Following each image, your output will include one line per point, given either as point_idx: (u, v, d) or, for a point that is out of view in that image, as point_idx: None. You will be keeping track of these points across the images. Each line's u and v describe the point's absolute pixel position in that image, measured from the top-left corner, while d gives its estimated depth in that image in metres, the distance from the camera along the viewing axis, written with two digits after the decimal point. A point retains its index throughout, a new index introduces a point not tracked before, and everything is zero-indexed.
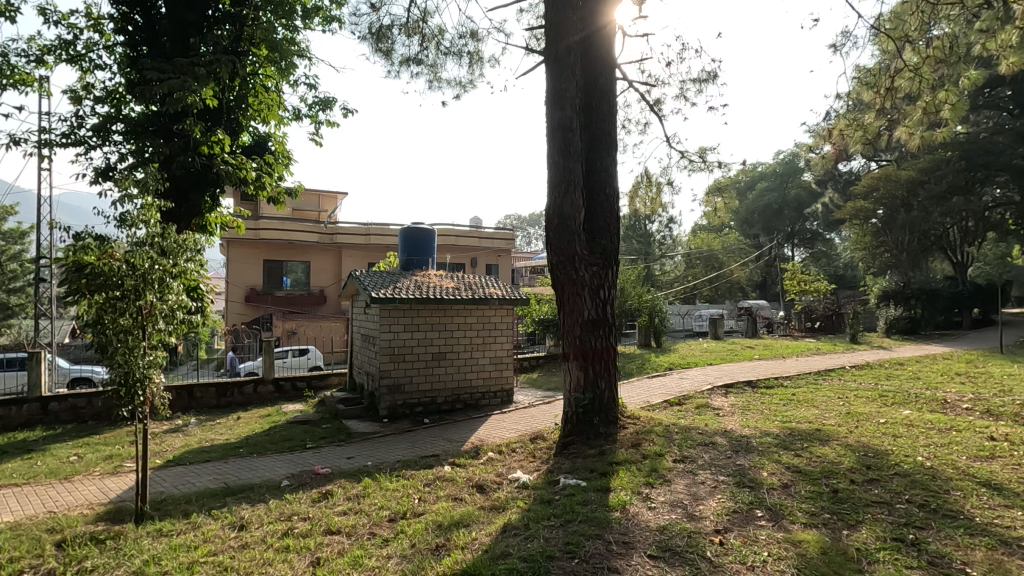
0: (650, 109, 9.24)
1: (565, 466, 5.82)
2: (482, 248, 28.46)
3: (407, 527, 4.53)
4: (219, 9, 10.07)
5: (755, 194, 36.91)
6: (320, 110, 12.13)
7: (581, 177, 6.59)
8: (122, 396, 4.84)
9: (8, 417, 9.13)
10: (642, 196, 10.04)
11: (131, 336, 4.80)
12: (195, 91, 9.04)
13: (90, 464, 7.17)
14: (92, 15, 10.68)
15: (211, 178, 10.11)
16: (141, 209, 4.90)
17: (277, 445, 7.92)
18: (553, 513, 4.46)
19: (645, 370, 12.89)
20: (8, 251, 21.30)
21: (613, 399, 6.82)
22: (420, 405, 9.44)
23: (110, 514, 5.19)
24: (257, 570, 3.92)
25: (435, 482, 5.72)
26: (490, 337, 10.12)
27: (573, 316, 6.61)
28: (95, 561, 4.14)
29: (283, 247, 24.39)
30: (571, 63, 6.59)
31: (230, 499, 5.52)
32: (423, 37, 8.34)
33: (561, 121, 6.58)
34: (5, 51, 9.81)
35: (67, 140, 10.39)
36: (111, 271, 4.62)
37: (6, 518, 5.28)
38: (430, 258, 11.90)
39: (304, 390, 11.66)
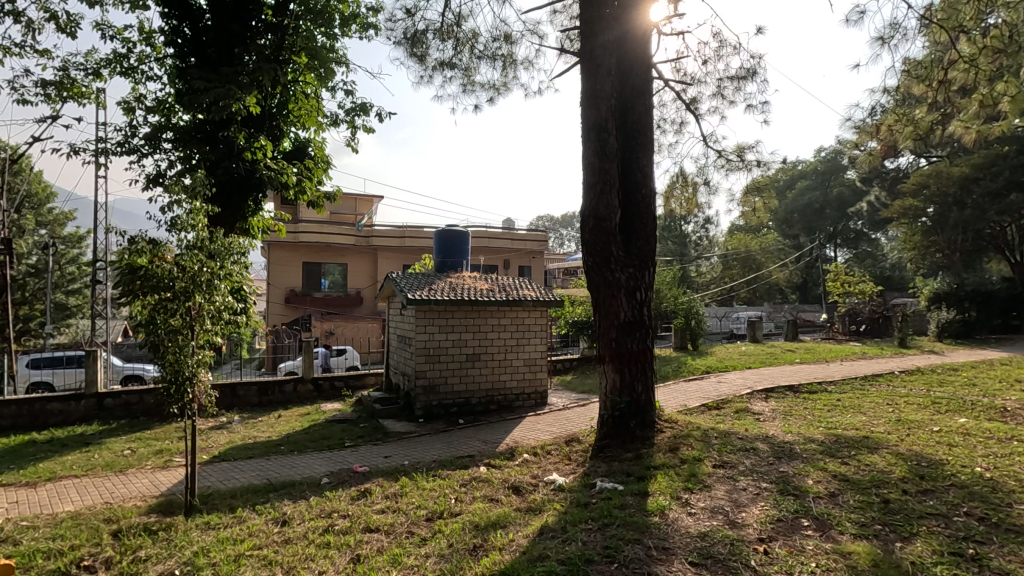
0: (687, 108, 9.09)
1: (601, 470, 5.76)
2: (516, 249, 28.53)
3: (444, 526, 4.57)
4: (262, 20, 10.39)
5: (795, 193, 35.90)
6: (358, 115, 12.37)
7: (617, 177, 6.53)
8: (173, 393, 5.06)
9: (67, 411, 9.62)
10: (678, 196, 9.88)
11: (181, 335, 5.00)
12: (240, 99, 9.38)
13: (142, 459, 7.48)
14: (144, 29, 11.20)
15: (255, 183, 10.47)
16: (189, 213, 5.11)
17: (317, 443, 8.10)
18: (590, 516, 4.42)
19: (681, 373, 12.67)
20: (67, 255, 22.41)
21: (650, 401, 6.72)
22: (455, 406, 9.51)
23: (162, 507, 5.41)
24: (299, 565, 4.02)
25: (471, 483, 5.75)
26: (524, 338, 10.12)
27: (609, 318, 6.55)
28: (147, 551, 4.32)
29: (321, 249, 25.03)
30: (605, 63, 6.54)
31: (273, 495, 5.68)
32: (457, 41, 8.44)
33: (597, 121, 6.53)
34: (65, 66, 10.37)
35: (122, 148, 10.91)
36: (163, 273, 4.85)
37: (66, 508, 5.57)
38: (464, 259, 12.00)
39: (342, 390, 11.91)
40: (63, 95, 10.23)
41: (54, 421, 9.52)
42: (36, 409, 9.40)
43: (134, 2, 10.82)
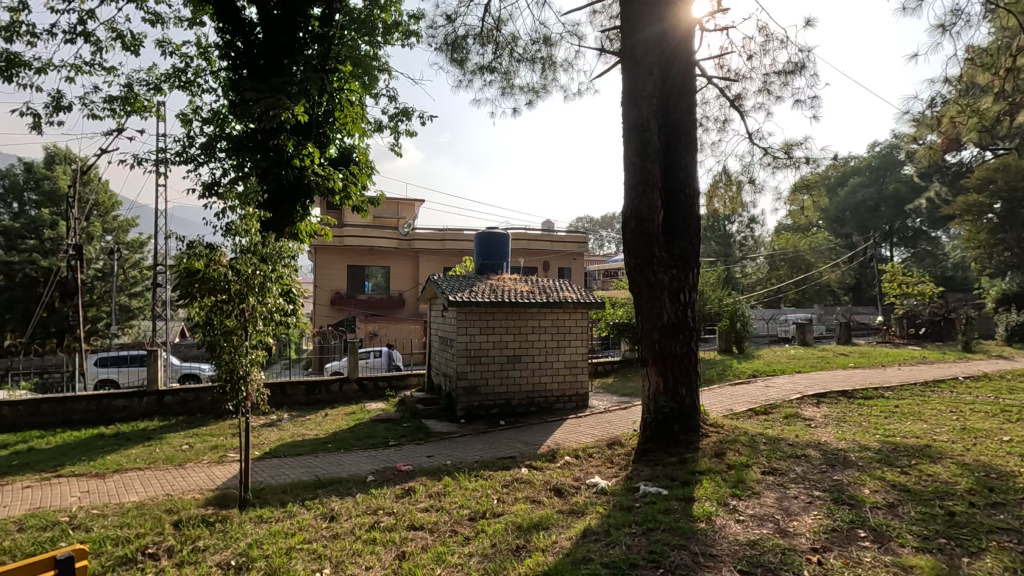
0: (731, 105, 8.87)
1: (645, 474, 5.69)
2: (555, 251, 28.48)
3: (487, 526, 4.61)
4: (309, 31, 10.77)
5: (847, 190, 34.48)
6: (400, 120, 12.63)
7: (659, 177, 6.43)
8: (229, 391, 5.29)
9: (131, 407, 10.19)
10: (721, 195, 9.66)
11: (235, 336, 5.23)
12: (289, 108, 9.74)
13: (199, 454, 7.85)
14: (200, 43, 11.78)
15: (303, 189, 10.85)
16: (243, 218, 5.34)
17: (362, 441, 8.31)
18: (635, 520, 4.37)
19: (726, 376, 12.34)
20: (130, 259, 23.75)
21: (695, 405, 6.59)
22: (496, 407, 9.57)
23: (218, 500, 5.67)
24: (347, 560, 4.13)
25: (513, 484, 5.78)
26: (565, 340, 10.08)
27: (651, 319, 6.45)
28: (206, 542, 4.54)
29: (365, 253, 25.67)
30: (646, 62, 6.47)
31: (321, 492, 5.86)
32: (497, 45, 8.52)
33: (638, 121, 6.46)
34: (129, 82, 11.01)
35: (180, 158, 11.50)
36: (218, 276, 5.08)
37: (131, 498, 5.91)
38: (505, 261, 12.07)
39: (385, 390, 12.18)
40: (127, 109, 10.87)
41: (119, 416, 10.10)
42: (103, 404, 9.99)
43: (192, 19, 11.41)
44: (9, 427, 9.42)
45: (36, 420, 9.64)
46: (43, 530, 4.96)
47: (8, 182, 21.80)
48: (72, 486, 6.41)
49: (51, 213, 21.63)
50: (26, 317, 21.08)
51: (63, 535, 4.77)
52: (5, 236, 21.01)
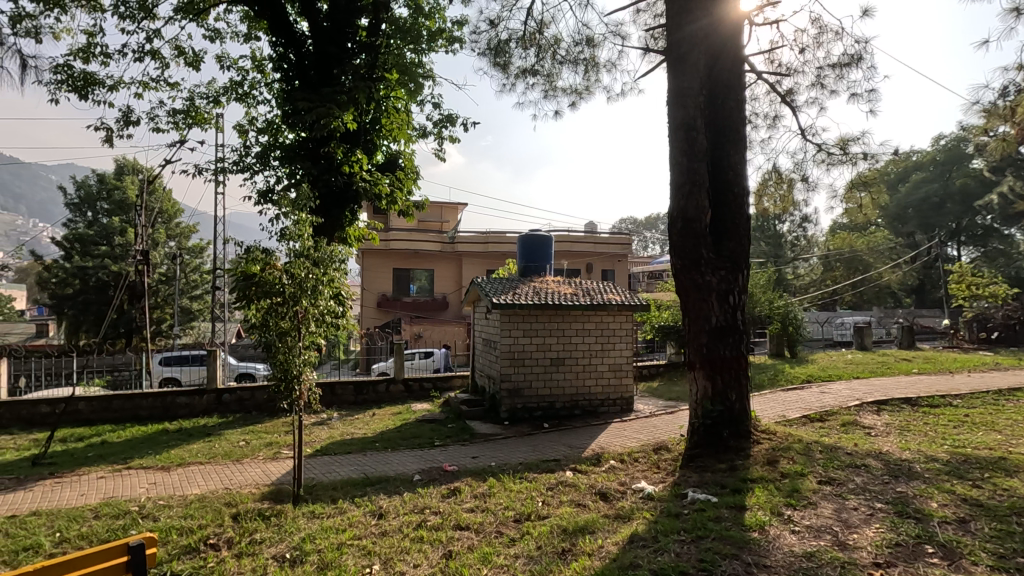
0: (781, 101, 8.59)
1: (693, 480, 5.56)
2: (599, 253, 28.21)
3: (532, 528, 4.61)
4: (357, 41, 11.10)
5: (908, 186, 32.70)
6: (444, 125, 12.83)
7: (706, 177, 6.29)
8: (284, 390, 5.50)
9: (193, 404, 10.73)
10: (771, 194, 9.35)
11: (289, 337, 5.44)
12: (338, 117, 10.06)
13: (255, 450, 8.20)
14: (256, 57, 12.33)
15: (351, 195, 11.16)
16: (296, 224, 5.55)
17: (408, 441, 8.46)
18: (683, 527, 4.28)
19: (778, 381, 11.90)
20: (192, 264, 25.03)
21: (745, 411, 6.39)
22: (539, 409, 9.57)
23: (273, 494, 5.90)
24: (396, 557, 4.23)
25: (558, 487, 5.76)
26: (609, 343, 9.98)
27: (699, 322, 6.30)
28: (262, 535, 4.73)
29: (410, 256, 26.17)
30: (693, 60, 6.34)
31: (370, 489, 6.01)
32: (540, 48, 8.54)
33: (685, 120, 6.33)
34: (191, 96, 11.64)
35: (237, 167, 12.05)
36: (273, 280, 5.31)
37: (194, 491, 6.22)
38: (548, 264, 12.06)
39: (430, 391, 12.38)
40: (189, 122, 11.50)
41: (182, 413, 10.65)
42: (167, 401, 10.57)
43: (248, 35, 11.96)
44: (84, 421, 10.09)
45: (108, 415, 10.29)
46: (116, 518, 5.30)
47: (84, 192, 23.44)
48: (140, 478, 6.81)
49: (121, 221, 23.10)
50: (99, 318, 22.59)
51: (134, 524, 5.08)
52: (81, 242, 22.59)
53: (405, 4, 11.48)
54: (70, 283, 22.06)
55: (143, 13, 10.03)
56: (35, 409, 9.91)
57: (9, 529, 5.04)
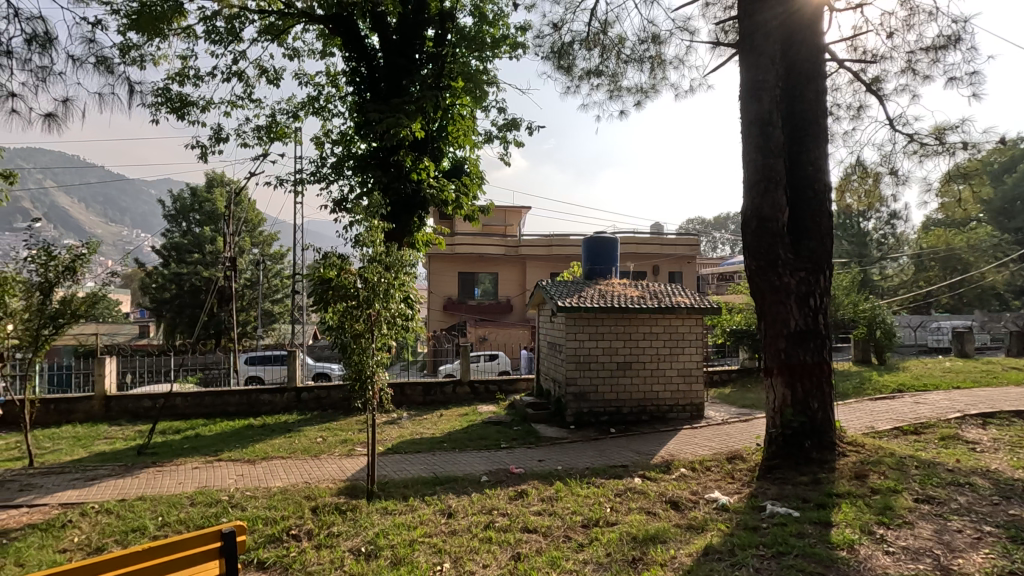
0: (867, 90, 8.04)
1: (771, 492, 5.29)
2: (665, 255, 27.49)
3: (601, 534, 4.55)
4: (424, 52, 11.44)
5: (1016, 177, 29.57)
6: (509, 130, 12.95)
7: (784, 173, 5.99)
8: (358, 390, 5.73)
9: (275, 401, 11.40)
10: (855, 189, 8.74)
11: (364, 338, 5.68)
12: (407, 126, 10.41)
13: (331, 446, 8.60)
14: (330, 72, 12.98)
15: (419, 201, 11.48)
16: (369, 231, 5.78)
17: (475, 442, 8.59)
18: (762, 542, 4.08)
19: (865, 390, 11.09)
20: (273, 269, 26.66)
21: (828, 421, 6.00)
22: (606, 414, 9.44)
23: (349, 490, 6.16)
24: (466, 556, 4.29)
25: (626, 493, 5.65)
26: (679, 347, 9.68)
27: (776, 326, 5.98)
28: (339, 528, 4.95)
29: (475, 260, 26.59)
30: (768, 50, 6.04)
31: (439, 488, 6.15)
32: (604, 48, 8.44)
33: (759, 114, 6.05)
34: (273, 112, 12.41)
35: (314, 177, 12.72)
36: (349, 285, 5.56)
37: (276, 483, 6.61)
38: (613, 266, 11.89)
39: (496, 393, 12.52)
40: (271, 136, 12.28)
41: (265, 409, 11.35)
42: (252, 399, 11.29)
43: (324, 51, 12.61)
44: (181, 415, 10.96)
45: (201, 410, 11.12)
46: (209, 506, 5.72)
47: (180, 205, 25.52)
48: (230, 469, 7.32)
49: (211, 230, 24.97)
50: (192, 320, 24.53)
51: (225, 512, 5.46)
52: (177, 251, 24.61)
53: (469, 13, 11.73)
54: (168, 288, 24.12)
55: (230, 37, 10.82)
56: (139, 402, 10.87)
57: (119, 511, 5.55)
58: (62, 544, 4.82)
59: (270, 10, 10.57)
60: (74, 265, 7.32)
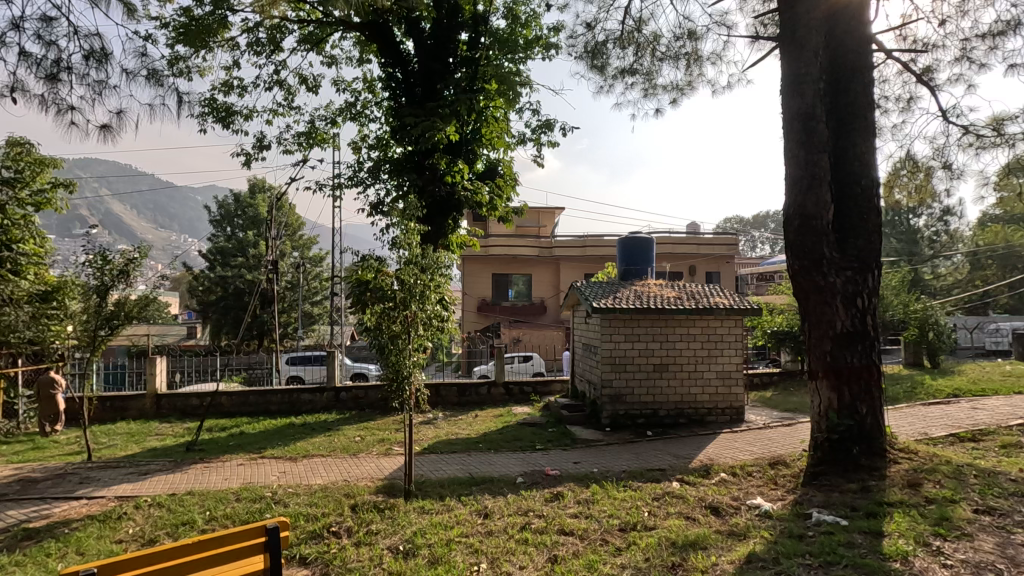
0: (917, 81, 7.69)
1: (817, 500, 5.11)
2: (702, 255, 26.95)
3: (639, 539, 4.48)
4: (458, 55, 11.54)
5: None
6: (542, 132, 12.94)
7: (828, 169, 5.78)
8: (395, 390, 5.81)
9: (315, 401, 11.69)
10: (905, 184, 8.37)
11: (400, 339, 5.77)
12: (442, 129, 10.51)
13: (369, 445, 8.76)
14: (366, 79, 13.24)
15: (454, 203, 11.58)
16: (404, 233, 5.86)
17: (510, 443, 8.60)
18: (808, 551, 3.95)
19: (917, 394, 10.59)
20: (312, 272, 27.37)
21: (878, 426, 5.76)
22: (642, 416, 9.31)
23: (386, 488, 6.26)
24: (503, 557, 4.29)
25: (664, 498, 5.55)
26: (717, 348, 9.47)
27: (821, 328, 5.78)
28: (378, 526, 5.02)
29: (508, 262, 26.66)
30: (811, 42, 5.85)
31: (475, 489, 6.18)
32: (638, 46, 8.33)
33: (802, 109, 5.86)
34: (312, 119, 12.74)
35: (352, 182, 12.99)
36: (386, 287, 5.67)
37: (316, 481, 6.78)
38: (649, 267, 11.72)
39: (530, 395, 12.51)
40: (310, 142, 12.61)
41: (305, 408, 11.64)
42: (293, 398, 11.61)
43: (360, 58, 12.88)
44: (226, 413, 11.36)
45: (245, 408, 11.49)
46: (253, 501, 5.91)
47: (224, 210, 26.49)
48: (272, 466, 7.54)
49: (254, 234, 25.82)
50: (237, 321, 25.38)
51: (268, 508, 5.62)
52: (222, 254, 25.53)
53: (502, 15, 11.80)
54: (214, 290, 25.07)
55: (271, 47, 11.15)
56: (187, 401, 11.32)
57: (169, 505, 5.78)
58: (119, 535, 5.06)
59: (309, 20, 10.85)
60: (128, 269, 7.67)
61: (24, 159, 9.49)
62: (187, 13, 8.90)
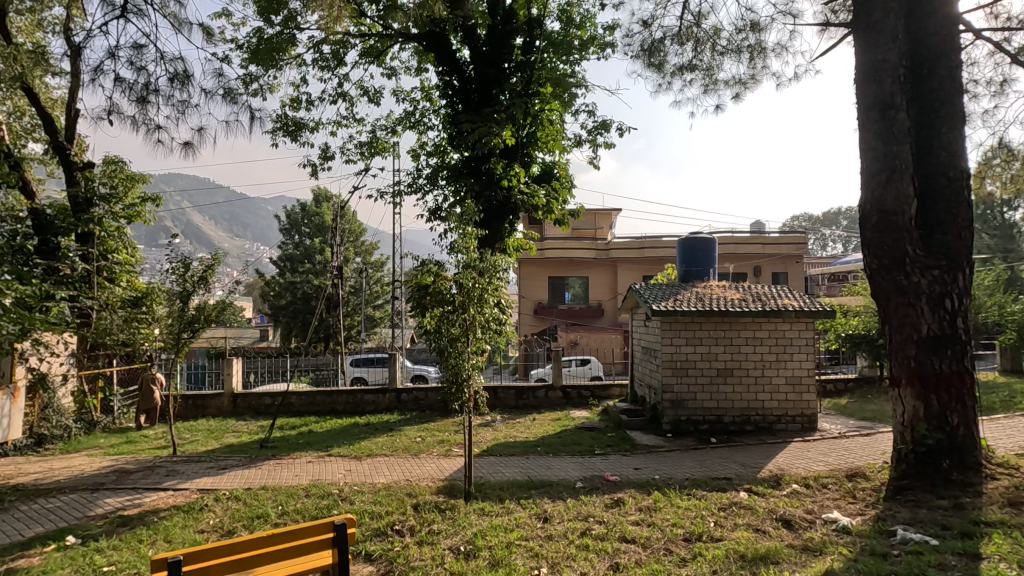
0: (1012, 61, 7.04)
1: (903, 516, 4.75)
2: (768, 255, 25.82)
3: (705, 550, 4.32)
4: (513, 60, 11.62)
5: None
6: (599, 133, 12.79)
7: (911, 161, 5.39)
8: (455, 392, 5.89)
9: (377, 401, 12.05)
10: (999, 175, 7.67)
11: (459, 342, 5.84)
12: (498, 134, 10.58)
13: (429, 446, 8.93)
14: (424, 87, 13.56)
15: (511, 207, 11.65)
16: (462, 238, 5.94)
17: (569, 447, 8.53)
18: (893, 571, 3.67)
19: (1017, 404, 9.66)
20: (374, 277, 28.28)
21: (971, 439, 5.29)
22: (706, 423, 9.00)
23: (447, 489, 6.35)
24: (563, 563, 4.25)
25: (731, 508, 5.33)
26: (787, 354, 9.00)
27: (904, 331, 5.39)
28: (439, 526, 5.10)
29: (565, 264, 26.53)
30: (889, 26, 5.48)
31: (534, 492, 6.16)
32: (697, 40, 8.09)
33: (880, 97, 5.50)
34: (374, 129, 13.20)
35: (411, 189, 13.32)
36: (445, 291, 5.77)
37: (380, 480, 6.98)
38: (711, 268, 11.34)
39: (588, 398, 12.38)
40: (372, 151, 13.05)
41: (369, 408, 12.02)
42: (358, 398, 12.02)
43: (418, 67, 13.21)
44: (296, 412, 11.91)
45: (313, 408, 12.00)
46: (322, 498, 6.15)
47: (292, 219, 27.83)
48: (339, 464, 7.83)
49: (320, 241, 26.99)
50: (305, 325, 26.56)
51: (335, 504, 5.84)
52: (291, 261, 26.89)
53: (557, 18, 11.79)
54: (284, 295, 26.38)
55: (335, 61, 11.63)
56: (261, 400, 11.95)
57: (245, 499, 6.11)
58: (201, 525, 5.40)
59: (370, 34, 11.25)
60: (206, 275, 8.18)
61: (118, 175, 10.28)
62: (259, 34, 9.44)
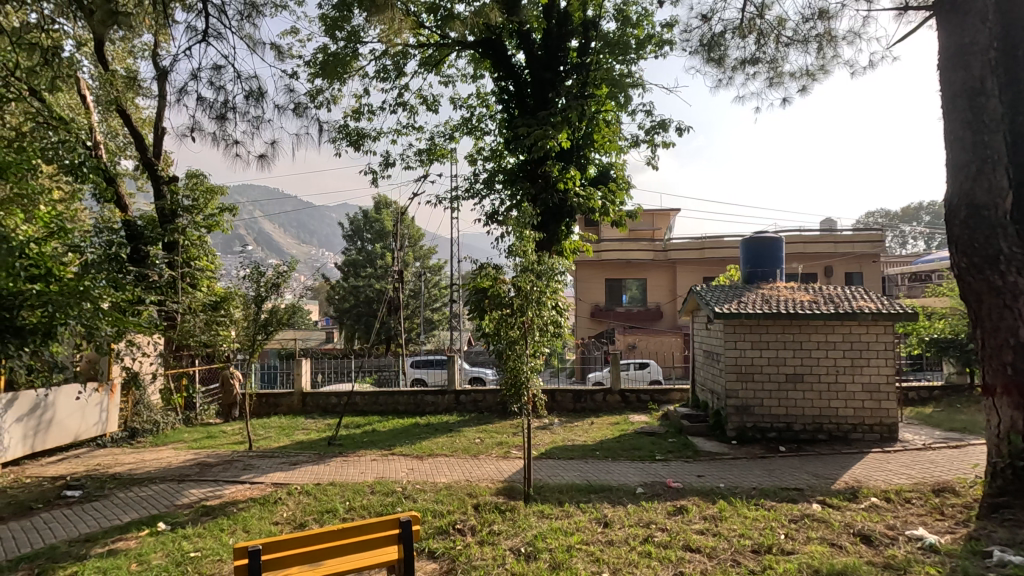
0: None
1: (999, 536, 4.38)
2: (840, 254, 24.44)
3: (776, 563, 4.14)
4: (568, 63, 11.64)
5: None
6: (657, 132, 12.54)
7: (1005, 150, 4.96)
8: (514, 394, 5.94)
9: (437, 402, 12.31)
10: None
11: (517, 345, 5.81)
12: (554, 137, 10.55)
13: (488, 447, 9.03)
14: (481, 93, 13.78)
15: (567, 209, 11.64)
16: (521, 242, 6.00)
17: (629, 452, 8.39)
18: None
19: None
20: (432, 280, 28.93)
21: None
22: (774, 430, 8.63)
23: (506, 490, 6.41)
24: (625, 569, 4.19)
25: (804, 520, 5.08)
26: (862, 358, 8.49)
27: (999, 335, 4.96)
28: (499, 527, 5.16)
29: (622, 267, 26.18)
30: (976, 7, 5.10)
31: (594, 496, 6.12)
32: (760, 32, 7.79)
33: (968, 83, 5.12)
34: (432, 136, 13.54)
35: (468, 193, 13.55)
36: (503, 295, 5.85)
37: (441, 479, 7.14)
38: (778, 268, 10.85)
39: (648, 403, 12.14)
40: (430, 157, 13.38)
41: (429, 409, 12.30)
42: (419, 399, 12.32)
43: (474, 74, 13.45)
44: (361, 412, 12.36)
45: (377, 408, 12.41)
46: (386, 495, 6.35)
47: (355, 225, 28.93)
48: (401, 463, 8.06)
49: (381, 247, 27.90)
50: (367, 327, 27.47)
51: (399, 502, 6.02)
52: (354, 266, 27.96)
53: (613, 18, 11.68)
54: (347, 299, 27.43)
55: (395, 72, 12.01)
56: (328, 399, 12.48)
57: (315, 494, 6.40)
58: (275, 517, 5.70)
59: (429, 44, 11.54)
60: (278, 281, 8.66)
61: (199, 189, 11.18)
62: (324, 49, 9.88)
